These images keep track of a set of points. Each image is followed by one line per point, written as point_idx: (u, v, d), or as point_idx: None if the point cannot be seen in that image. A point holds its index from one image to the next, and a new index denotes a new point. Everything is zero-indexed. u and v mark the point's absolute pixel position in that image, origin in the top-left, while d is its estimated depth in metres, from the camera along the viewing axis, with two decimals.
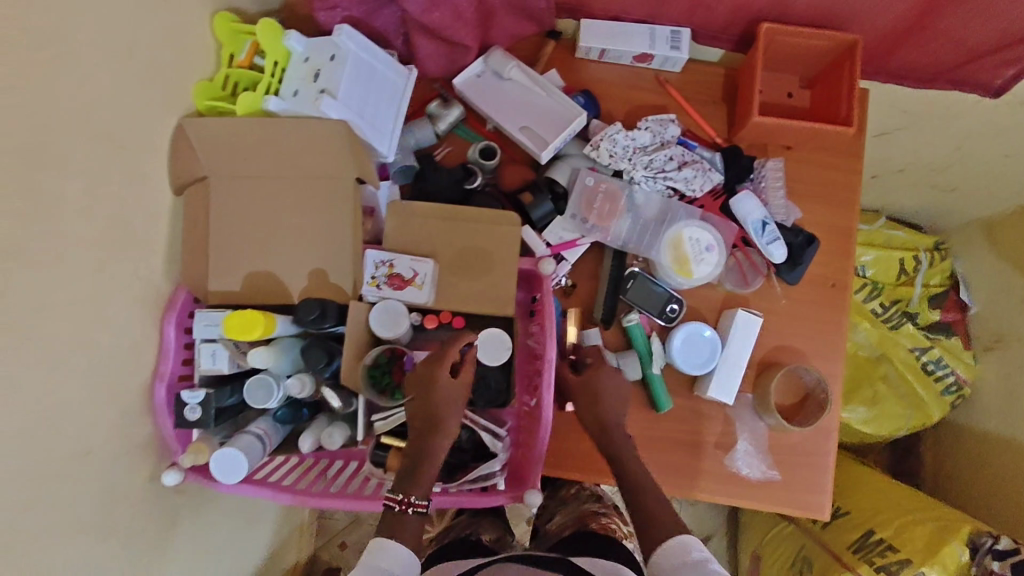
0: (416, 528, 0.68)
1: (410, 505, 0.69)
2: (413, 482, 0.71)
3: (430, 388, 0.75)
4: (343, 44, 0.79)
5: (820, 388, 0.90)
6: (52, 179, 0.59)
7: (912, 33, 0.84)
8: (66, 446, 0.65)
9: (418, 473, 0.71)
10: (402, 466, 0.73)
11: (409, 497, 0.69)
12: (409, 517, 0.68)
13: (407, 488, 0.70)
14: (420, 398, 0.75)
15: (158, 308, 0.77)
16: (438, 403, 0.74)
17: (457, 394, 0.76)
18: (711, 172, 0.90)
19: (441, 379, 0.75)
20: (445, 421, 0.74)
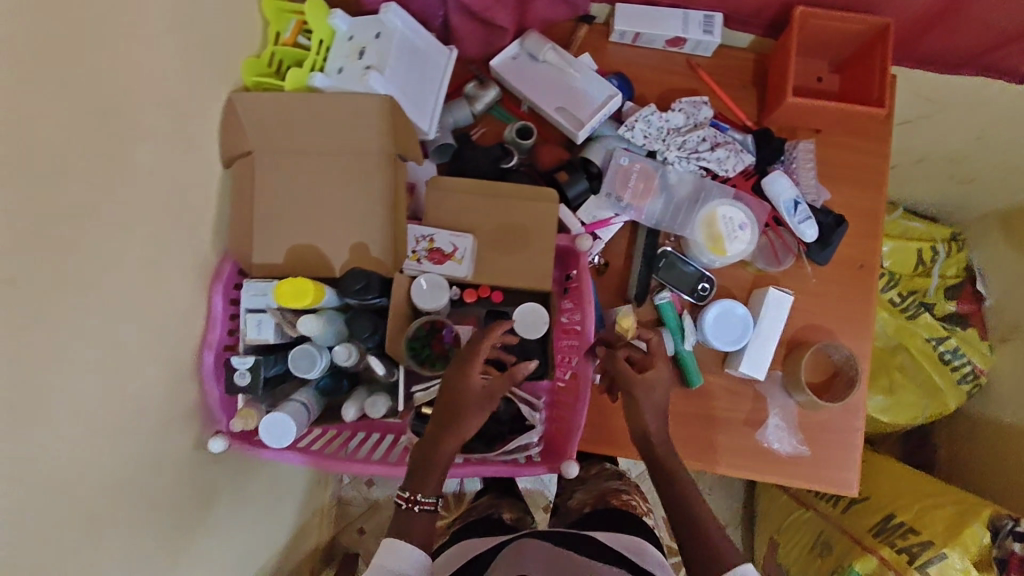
0: (425, 527, 0.70)
1: (416, 503, 0.71)
2: (423, 479, 0.72)
3: (461, 386, 0.72)
4: (388, 23, 0.83)
5: (849, 365, 0.92)
6: (125, 143, 0.60)
7: (943, 18, 0.85)
8: (128, 408, 0.66)
9: (429, 470, 0.71)
10: (416, 459, 0.73)
11: (415, 496, 0.71)
12: (417, 516, 0.71)
13: (415, 488, 0.71)
14: (449, 392, 0.73)
15: (207, 278, 0.78)
16: (462, 404, 0.72)
17: (483, 396, 0.72)
18: (743, 153, 0.93)
19: (469, 379, 0.72)
20: (464, 423, 0.71)
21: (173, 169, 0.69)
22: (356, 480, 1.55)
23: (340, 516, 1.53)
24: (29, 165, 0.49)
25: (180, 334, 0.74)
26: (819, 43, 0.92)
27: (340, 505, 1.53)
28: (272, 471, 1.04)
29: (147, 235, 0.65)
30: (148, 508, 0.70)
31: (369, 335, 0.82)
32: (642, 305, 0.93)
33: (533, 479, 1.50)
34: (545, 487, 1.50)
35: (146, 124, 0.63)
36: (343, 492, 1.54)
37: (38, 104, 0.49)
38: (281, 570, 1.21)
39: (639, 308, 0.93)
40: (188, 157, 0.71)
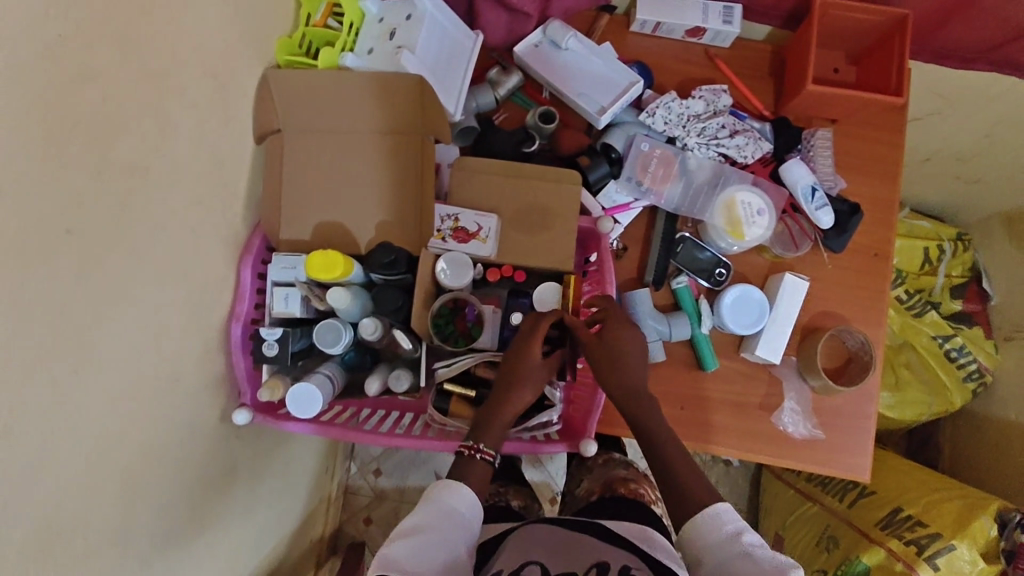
0: (485, 477, 0.73)
1: (477, 451, 0.74)
2: (485, 432, 0.75)
3: (522, 355, 0.77)
4: (419, 4, 0.84)
5: (864, 351, 0.93)
6: (172, 105, 0.61)
7: (959, 11, 0.87)
8: (164, 370, 0.66)
9: (490, 426, 0.76)
10: (479, 416, 0.77)
11: (477, 444, 0.74)
12: (477, 463, 0.73)
13: (478, 437, 0.75)
14: (512, 357, 0.77)
15: (236, 250, 0.79)
16: (521, 373, 0.76)
17: (542, 368, 0.77)
18: (762, 141, 0.95)
19: (531, 350, 0.76)
20: (520, 391, 0.76)
21: (212, 138, 0.70)
22: (365, 469, 1.50)
23: (345, 506, 1.48)
24: (89, 120, 0.50)
25: (212, 304, 0.75)
26: (838, 34, 0.94)
27: (346, 494, 1.49)
28: (285, 451, 1.04)
29: (189, 202, 0.66)
30: (178, 473, 0.71)
31: (395, 308, 0.83)
32: (659, 289, 0.95)
33: (541, 471, 1.49)
34: (552, 479, 1.48)
35: (193, 92, 0.64)
36: (350, 481, 1.50)
37: (99, 61, 0.51)
38: (288, 554, 1.19)
39: (656, 292, 0.95)
40: (225, 128, 0.72)
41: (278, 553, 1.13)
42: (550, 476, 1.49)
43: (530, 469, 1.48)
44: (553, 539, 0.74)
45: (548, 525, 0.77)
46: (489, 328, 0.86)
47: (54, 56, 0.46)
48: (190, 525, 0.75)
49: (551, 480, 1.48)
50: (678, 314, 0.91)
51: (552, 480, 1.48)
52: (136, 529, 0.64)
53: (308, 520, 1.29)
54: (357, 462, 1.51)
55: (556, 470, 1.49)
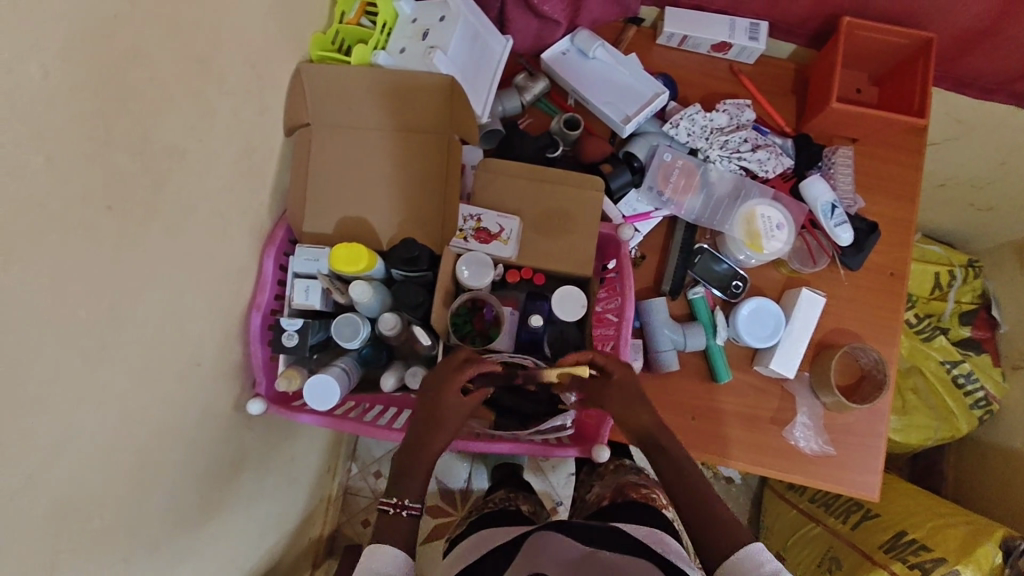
0: (405, 533, 0.73)
1: (402, 509, 0.75)
2: (406, 484, 0.76)
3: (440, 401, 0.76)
4: (452, 7, 0.86)
5: (876, 370, 0.93)
6: (211, 92, 0.62)
7: (984, 38, 0.88)
8: (186, 355, 0.67)
9: (411, 478, 0.76)
10: (400, 461, 0.78)
11: (402, 502, 0.75)
12: (402, 519, 0.74)
13: (402, 493, 0.75)
14: (430, 405, 0.77)
15: (260, 240, 0.80)
16: (437, 417, 0.77)
17: (461, 411, 0.77)
18: (783, 156, 0.96)
19: (449, 393, 0.76)
20: (435, 436, 0.77)
21: (245, 128, 0.71)
22: (365, 471, 1.49)
23: (345, 507, 1.47)
24: (133, 100, 0.51)
25: (234, 293, 0.75)
26: (863, 55, 0.95)
27: (346, 495, 1.48)
28: (292, 445, 1.04)
29: (219, 189, 0.67)
30: (192, 459, 0.71)
31: (415, 303, 0.84)
32: (675, 299, 0.95)
33: (543, 480, 1.48)
34: (553, 489, 1.48)
35: (230, 81, 0.65)
36: (351, 482, 1.49)
37: (146, 43, 0.51)
38: (286, 551, 1.18)
39: (672, 301, 0.95)
40: (258, 119, 0.73)
41: (278, 549, 1.12)
42: (552, 486, 1.48)
43: (532, 477, 1.48)
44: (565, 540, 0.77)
45: (558, 529, 0.79)
46: (506, 329, 0.86)
47: (107, 34, 0.47)
48: (198, 512, 0.74)
49: (553, 489, 1.48)
50: (694, 325, 0.92)
51: (553, 489, 1.48)
52: (147, 512, 0.64)
53: (307, 518, 1.28)
54: (358, 463, 1.50)
55: (557, 479, 1.49)
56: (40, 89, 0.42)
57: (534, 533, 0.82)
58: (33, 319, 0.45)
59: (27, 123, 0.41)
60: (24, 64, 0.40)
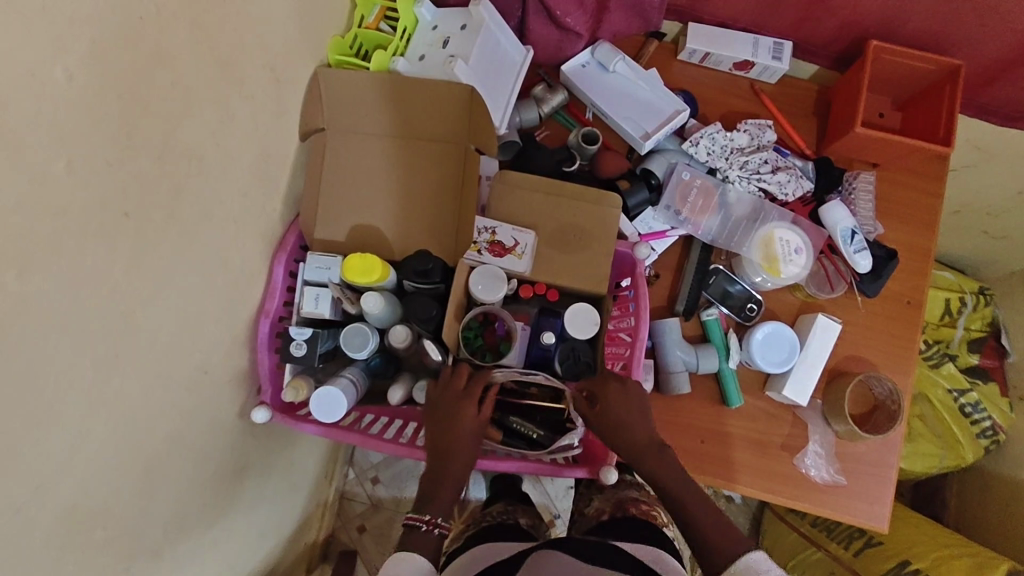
0: (434, 547, 0.73)
1: (434, 526, 0.74)
2: (435, 502, 0.76)
3: (453, 422, 0.77)
4: (475, 15, 0.84)
5: (890, 400, 0.91)
6: (232, 95, 0.61)
7: (1014, 69, 0.87)
8: (196, 361, 0.65)
9: (440, 496, 0.76)
10: (426, 484, 0.78)
11: (435, 520, 0.74)
12: (432, 536, 0.73)
13: (434, 511, 0.75)
14: (442, 427, 0.78)
15: (271, 246, 0.78)
16: (454, 440, 0.77)
17: (476, 434, 0.77)
18: (803, 179, 0.94)
19: (466, 417, 0.77)
20: (454, 460, 0.77)
21: (263, 132, 0.69)
22: (362, 476, 1.48)
23: (340, 512, 1.46)
24: (157, 103, 0.50)
25: (244, 298, 0.74)
26: (888, 80, 0.94)
27: (342, 500, 1.46)
28: (294, 451, 1.02)
29: (235, 194, 0.66)
30: (196, 468, 0.69)
31: (426, 317, 0.81)
32: (689, 319, 0.94)
33: (542, 492, 1.46)
34: (552, 501, 1.46)
35: (249, 84, 0.63)
36: (347, 487, 1.47)
37: (171, 45, 0.50)
38: (282, 557, 1.16)
39: (685, 322, 0.94)
40: (275, 123, 0.72)
41: (274, 555, 1.10)
42: (550, 498, 1.47)
43: (530, 488, 1.46)
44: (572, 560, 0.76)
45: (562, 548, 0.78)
46: (517, 346, 0.85)
47: (133, 35, 0.45)
48: (200, 519, 0.73)
49: (551, 502, 1.46)
50: (707, 346, 0.90)
51: (551, 502, 1.46)
52: (150, 521, 0.62)
53: (303, 523, 1.26)
54: (355, 468, 1.48)
55: (555, 491, 1.47)
56: (65, 93, 0.41)
57: (532, 550, 0.83)
58: (50, 326, 0.44)
59: (51, 125, 0.40)
60: (50, 68, 0.39)
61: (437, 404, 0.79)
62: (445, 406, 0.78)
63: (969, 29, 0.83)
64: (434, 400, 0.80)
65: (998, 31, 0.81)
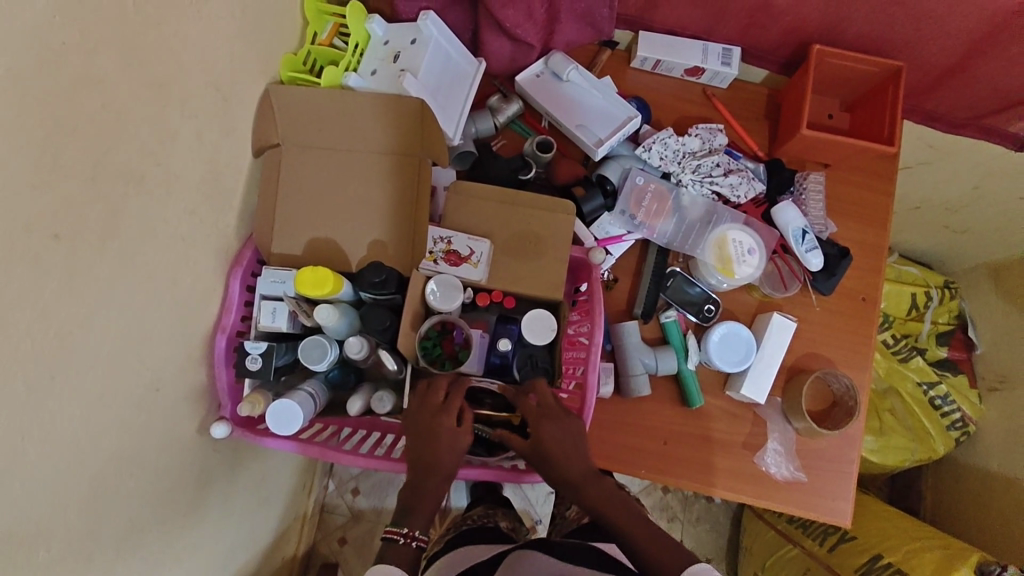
0: (410, 561, 0.73)
1: (413, 539, 0.74)
2: (415, 515, 0.76)
3: (432, 438, 0.76)
4: (426, 30, 0.86)
5: (848, 396, 0.93)
6: (170, 115, 0.62)
7: (954, 71, 0.89)
8: (144, 379, 0.65)
9: (419, 509, 0.75)
10: (405, 497, 0.77)
11: (413, 533, 0.74)
12: (410, 550, 0.74)
13: (412, 523, 0.75)
14: (420, 444, 0.76)
15: (225, 263, 0.79)
16: (435, 454, 0.76)
17: (457, 447, 0.76)
18: (754, 181, 0.97)
19: (447, 429, 0.76)
20: (427, 468, 0.76)
21: (208, 150, 0.70)
22: (342, 488, 1.48)
23: (320, 525, 1.45)
24: (87, 125, 0.51)
25: (198, 315, 0.74)
26: (834, 83, 0.97)
27: (322, 512, 1.46)
28: (263, 465, 1.02)
29: (181, 212, 0.67)
30: (152, 485, 0.69)
31: (381, 328, 0.81)
32: (648, 322, 0.95)
33: (522, 497, 1.47)
34: (532, 506, 1.47)
35: (187, 106, 0.64)
36: (327, 499, 1.47)
37: (99, 71, 0.51)
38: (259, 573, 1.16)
39: (645, 325, 0.95)
40: (222, 141, 0.73)
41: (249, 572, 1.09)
42: (530, 504, 1.47)
43: (511, 494, 1.47)
44: (555, 564, 0.79)
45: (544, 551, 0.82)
46: (475, 353, 0.86)
47: (53, 65, 0.47)
48: (158, 538, 0.72)
49: (531, 507, 1.47)
50: (666, 348, 0.91)
51: (531, 507, 1.47)
52: (99, 541, 0.62)
53: (280, 537, 1.26)
54: (335, 480, 1.48)
55: (535, 497, 1.48)
56: None
57: (512, 551, 0.86)
58: None
59: None
60: None
61: (411, 423, 0.78)
62: (422, 424, 0.77)
63: (908, 33, 0.85)
64: (412, 415, 0.79)
65: (934, 35, 0.84)
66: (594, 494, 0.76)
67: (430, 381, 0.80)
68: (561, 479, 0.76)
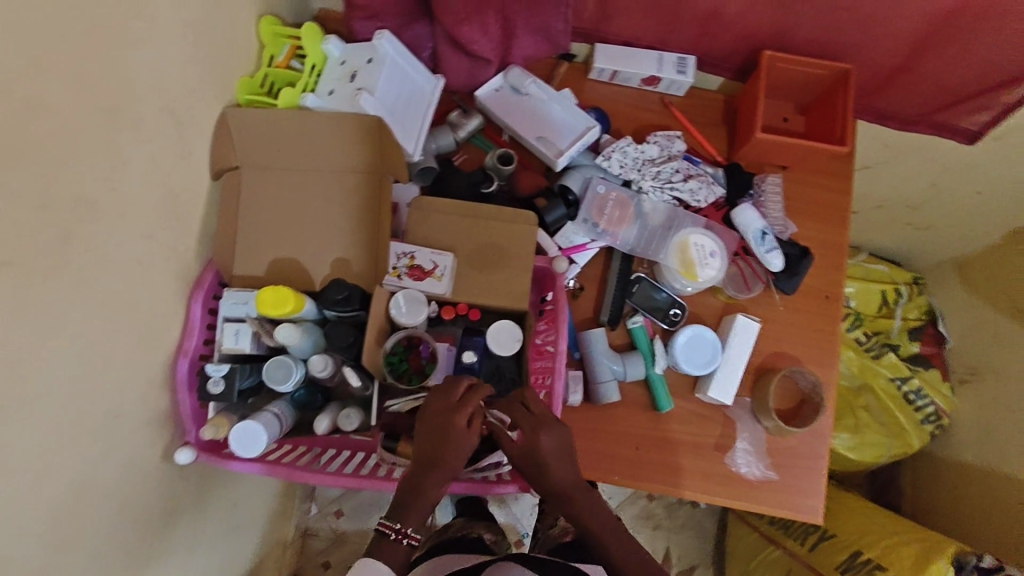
0: (400, 559, 0.74)
1: (403, 536, 0.73)
2: (409, 513, 0.73)
3: (443, 442, 0.71)
4: (381, 48, 0.88)
5: (815, 393, 0.94)
6: (122, 140, 0.62)
7: (902, 71, 0.92)
8: (102, 406, 0.65)
9: (416, 509, 0.73)
10: (402, 491, 0.74)
11: (404, 531, 0.73)
12: (401, 548, 0.73)
13: (404, 522, 0.73)
14: (429, 442, 0.72)
15: (186, 287, 0.79)
16: (443, 458, 0.71)
17: (466, 451, 0.72)
18: (714, 185, 0.99)
19: (459, 430, 0.71)
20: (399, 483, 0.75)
21: (164, 174, 0.70)
22: (324, 511, 1.46)
23: (302, 550, 1.44)
24: (35, 151, 0.51)
25: (159, 339, 0.74)
26: (787, 87, 0.99)
27: (304, 537, 1.44)
28: (236, 490, 1.01)
29: (137, 236, 0.67)
30: (114, 514, 0.68)
31: (346, 344, 0.82)
32: (615, 328, 0.96)
33: (506, 512, 1.46)
34: (517, 520, 1.46)
35: (140, 130, 0.64)
36: (309, 523, 1.45)
37: (46, 96, 0.52)
38: None
39: (612, 331, 0.96)
40: (177, 164, 0.73)
41: None
42: (515, 518, 1.47)
43: (495, 509, 1.46)
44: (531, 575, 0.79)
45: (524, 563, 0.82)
46: (442, 365, 0.85)
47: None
48: (122, 568, 0.71)
49: (516, 521, 1.46)
50: (633, 354, 0.92)
51: (516, 521, 1.46)
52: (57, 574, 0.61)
53: (258, 565, 1.24)
54: (316, 503, 1.47)
55: (520, 511, 1.47)
56: None
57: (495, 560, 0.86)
58: None
59: None
60: None
61: (424, 419, 0.72)
62: (435, 423, 0.71)
63: (855, 35, 0.87)
64: (427, 410, 0.73)
65: (879, 36, 0.86)
66: (566, 502, 0.76)
67: (452, 378, 0.74)
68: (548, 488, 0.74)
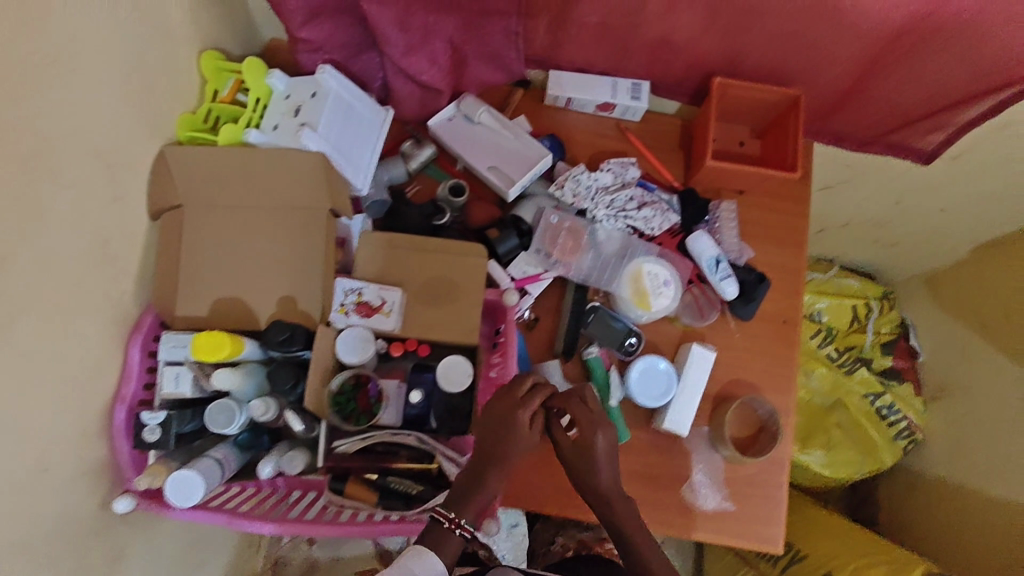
0: (456, 553, 0.69)
1: (458, 526, 0.70)
2: (467, 503, 0.72)
3: (510, 433, 0.73)
4: (325, 82, 0.86)
5: (771, 421, 0.93)
6: (41, 189, 0.60)
7: (854, 94, 0.91)
8: (28, 461, 0.63)
9: (474, 500, 0.71)
10: (460, 482, 0.73)
11: (459, 520, 0.70)
12: (454, 538, 0.69)
13: (461, 511, 0.71)
14: (495, 434, 0.73)
15: (124, 331, 0.77)
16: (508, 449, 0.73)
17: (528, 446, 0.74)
18: (668, 213, 0.98)
19: (522, 425, 0.73)
20: None
21: (93, 218, 0.69)
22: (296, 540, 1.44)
23: None
24: None
25: (94, 386, 0.73)
26: (741, 111, 0.99)
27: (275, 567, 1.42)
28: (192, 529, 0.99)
29: (61, 285, 0.65)
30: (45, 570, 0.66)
31: (288, 386, 0.80)
32: (570, 360, 0.94)
33: None
34: None
35: (61, 176, 0.63)
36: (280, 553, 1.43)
37: None
38: None
39: (567, 363, 0.94)
40: (109, 207, 0.71)
41: None
42: None
43: None
44: None
45: None
46: (391, 406, 0.83)
47: None
48: None
49: None
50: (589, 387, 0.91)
51: None
52: None
53: None
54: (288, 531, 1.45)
55: None
56: None
57: None
58: None
59: None
60: None
61: (488, 415, 0.75)
62: (499, 416, 0.74)
63: (804, 61, 0.87)
64: (489, 408, 0.75)
65: (827, 62, 0.86)
66: None
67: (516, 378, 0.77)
68: (591, 488, 0.75)
